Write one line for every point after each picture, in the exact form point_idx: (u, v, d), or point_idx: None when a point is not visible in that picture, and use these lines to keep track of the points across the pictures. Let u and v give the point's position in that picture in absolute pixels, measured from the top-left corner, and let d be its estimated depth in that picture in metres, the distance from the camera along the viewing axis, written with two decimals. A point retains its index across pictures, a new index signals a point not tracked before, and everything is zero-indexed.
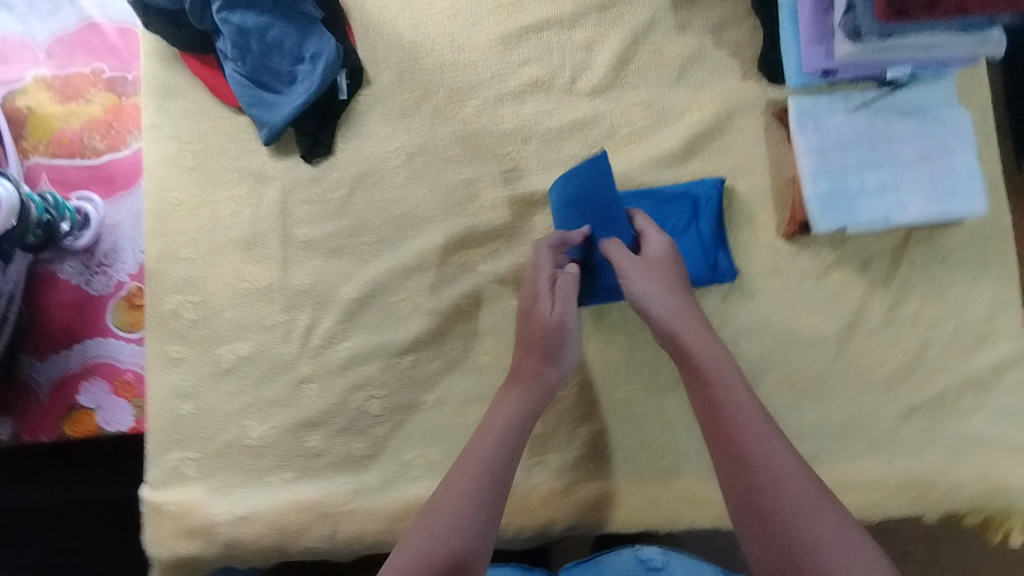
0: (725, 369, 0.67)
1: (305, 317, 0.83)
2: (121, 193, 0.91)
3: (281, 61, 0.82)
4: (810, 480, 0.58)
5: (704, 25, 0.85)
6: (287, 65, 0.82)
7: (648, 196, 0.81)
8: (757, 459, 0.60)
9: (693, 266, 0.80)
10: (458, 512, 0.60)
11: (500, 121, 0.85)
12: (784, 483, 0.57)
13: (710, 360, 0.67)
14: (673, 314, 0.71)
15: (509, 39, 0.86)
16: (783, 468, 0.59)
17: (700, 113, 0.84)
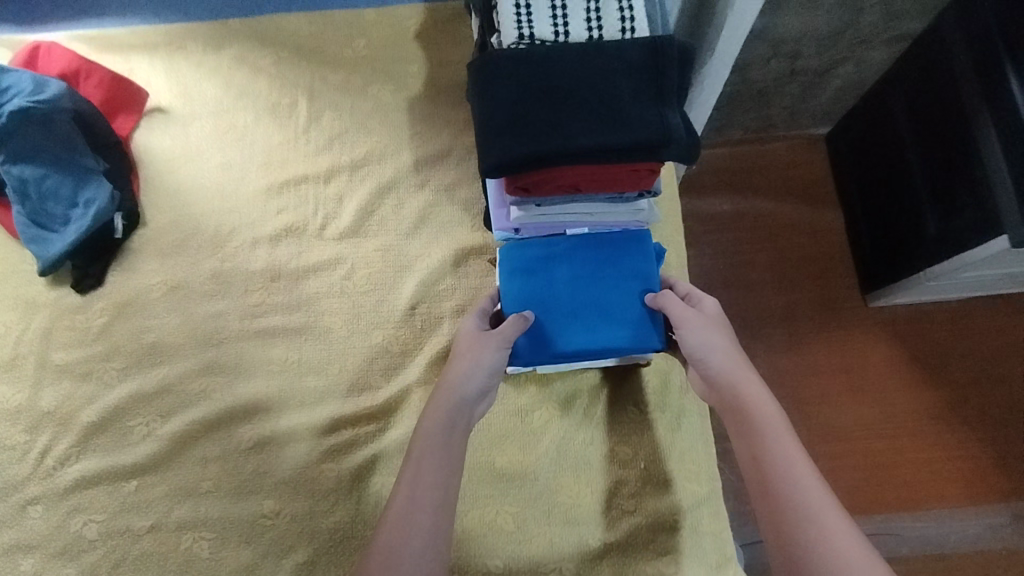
0: (764, 410, 0.67)
1: (45, 438, 0.88)
2: None
3: (56, 206, 0.94)
4: (844, 522, 0.58)
5: (439, 184, 0.97)
6: (62, 209, 0.94)
7: (592, 251, 0.83)
8: (787, 500, 0.60)
9: (626, 334, 0.80)
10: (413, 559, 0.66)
11: (255, 260, 0.95)
12: (807, 523, 0.58)
13: (752, 399, 0.68)
14: (727, 362, 0.71)
15: (271, 190, 0.99)
16: (813, 515, 0.59)
17: (430, 259, 0.94)
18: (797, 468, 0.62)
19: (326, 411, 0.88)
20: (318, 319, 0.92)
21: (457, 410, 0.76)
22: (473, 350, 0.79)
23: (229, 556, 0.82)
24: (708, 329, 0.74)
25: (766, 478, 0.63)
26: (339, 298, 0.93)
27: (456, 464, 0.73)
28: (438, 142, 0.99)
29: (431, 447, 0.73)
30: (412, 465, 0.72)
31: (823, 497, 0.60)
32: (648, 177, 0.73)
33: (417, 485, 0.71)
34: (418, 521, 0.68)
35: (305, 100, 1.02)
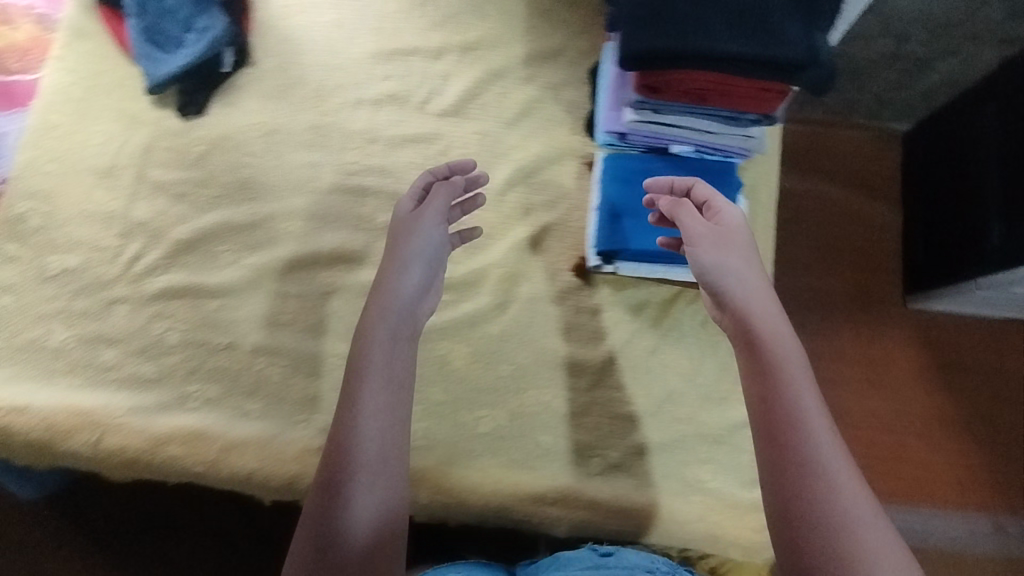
0: (767, 330, 0.68)
1: (137, 246, 0.92)
2: (17, 110, 1.01)
3: (173, 26, 0.95)
4: (838, 450, 0.61)
5: (547, 82, 0.99)
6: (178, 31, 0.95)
7: (682, 172, 0.87)
8: (788, 425, 0.62)
9: None
10: (381, 481, 0.66)
11: (356, 120, 0.97)
12: (807, 450, 0.61)
13: (759, 317, 0.69)
14: (745, 286, 0.70)
15: (380, 56, 0.99)
16: (812, 445, 0.61)
17: (527, 153, 0.97)
18: (801, 395, 0.64)
19: None
20: (409, 188, 0.95)
21: (402, 309, 0.73)
22: (411, 233, 0.76)
23: (299, 385, 0.88)
24: (729, 243, 0.72)
25: (770, 417, 0.63)
26: (434, 172, 0.96)
27: (405, 364, 0.71)
28: (551, 40, 1.00)
29: (376, 356, 0.70)
30: (362, 384, 0.69)
31: (820, 424, 0.62)
32: (768, 97, 0.76)
33: (365, 410, 0.68)
34: (373, 454, 0.66)
35: None
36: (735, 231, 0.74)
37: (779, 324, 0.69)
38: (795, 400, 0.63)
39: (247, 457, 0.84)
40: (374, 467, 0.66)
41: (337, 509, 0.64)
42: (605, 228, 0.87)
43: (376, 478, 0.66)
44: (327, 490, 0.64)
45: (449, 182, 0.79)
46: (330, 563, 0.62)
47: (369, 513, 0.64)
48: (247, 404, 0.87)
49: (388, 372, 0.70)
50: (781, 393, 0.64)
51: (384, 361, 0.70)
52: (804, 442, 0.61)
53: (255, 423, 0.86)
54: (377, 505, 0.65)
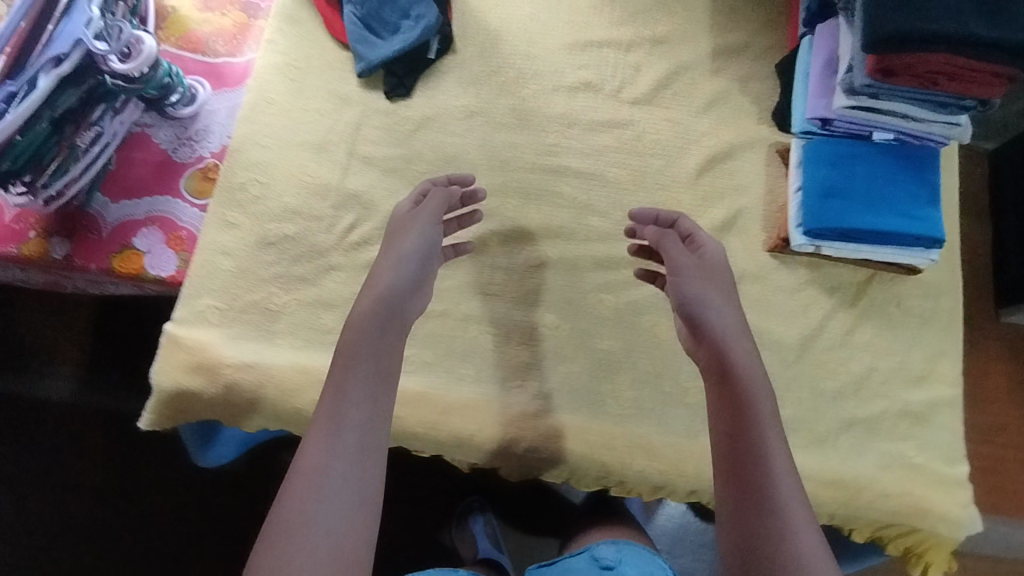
0: (749, 368, 0.72)
1: (351, 217, 0.96)
2: (226, 89, 1.08)
3: (391, 14, 1.01)
4: (794, 485, 0.64)
5: (733, 75, 1.04)
6: (395, 18, 1.01)
7: (886, 158, 0.91)
8: (739, 461, 0.66)
9: (911, 227, 0.88)
10: (352, 465, 0.64)
11: (553, 106, 1.02)
12: (773, 484, 0.64)
13: (734, 355, 0.74)
14: (723, 323, 0.77)
15: (574, 47, 1.05)
16: (789, 480, 0.64)
17: (718, 140, 1.01)
18: (770, 435, 0.67)
19: (608, 250, 0.96)
20: (606, 170, 1.00)
21: (384, 304, 0.76)
22: (404, 238, 0.83)
23: (510, 353, 0.91)
24: (711, 286, 0.80)
25: (743, 429, 0.68)
26: (630, 156, 1.00)
27: (386, 355, 0.73)
28: (736, 36, 1.05)
29: (359, 356, 0.72)
30: (341, 377, 0.70)
31: (783, 463, 0.66)
32: (994, 86, 0.79)
33: (336, 398, 0.68)
34: (343, 429, 0.66)
35: None
36: (711, 263, 0.82)
37: (745, 343, 0.75)
38: (759, 413, 0.69)
39: (467, 420, 0.87)
40: (331, 445, 0.65)
41: (317, 489, 0.62)
42: (817, 205, 0.89)
43: (333, 450, 0.64)
44: (334, 461, 0.63)
45: (445, 189, 0.88)
46: (276, 540, 0.59)
47: (337, 495, 0.62)
48: (461, 368, 0.90)
49: (374, 364, 0.72)
50: (741, 432, 0.68)
51: (353, 343, 0.73)
52: (775, 450, 0.67)
53: (471, 388, 0.89)
54: (350, 493, 0.63)
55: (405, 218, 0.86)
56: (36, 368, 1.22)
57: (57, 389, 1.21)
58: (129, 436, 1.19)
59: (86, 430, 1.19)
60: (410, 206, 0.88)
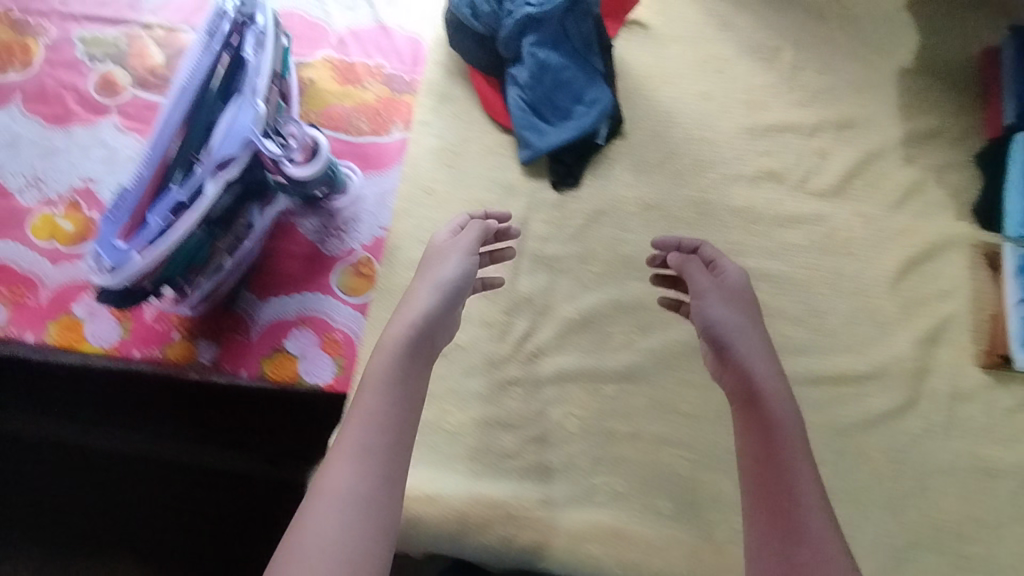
0: (771, 394, 0.71)
1: (525, 323, 0.89)
2: (374, 171, 0.99)
3: (563, 98, 0.94)
4: (824, 521, 0.64)
5: (927, 164, 0.96)
6: (566, 103, 0.94)
7: None
8: (773, 499, 0.67)
9: None
10: (370, 484, 0.64)
11: (734, 197, 0.94)
12: (801, 519, 0.65)
13: (763, 379, 0.72)
14: (757, 353, 0.73)
15: (754, 131, 0.97)
16: (813, 510, 0.65)
17: (916, 238, 0.93)
18: (807, 478, 0.67)
19: (807, 364, 0.88)
20: (795, 271, 0.92)
21: (411, 329, 0.74)
22: (436, 263, 0.80)
23: (710, 483, 0.84)
24: (736, 303, 0.77)
25: (769, 466, 0.68)
26: (821, 256, 0.92)
27: (410, 379, 0.72)
28: (928, 120, 0.97)
29: (383, 380, 0.70)
30: (365, 398, 0.69)
31: (811, 493, 0.66)
32: None
33: (363, 419, 0.67)
34: (359, 450, 0.65)
35: (791, 48, 1.00)
36: (738, 296, 0.78)
37: (776, 375, 0.72)
38: (780, 445, 0.68)
39: (674, 562, 0.79)
40: (352, 465, 0.64)
41: (332, 509, 0.61)
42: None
43: (363, 472, 0.64)
44: (351, 486, 0.63)
45: (484, 222, 0.83)
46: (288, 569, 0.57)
47: (355, 513, 0.61)
48: (657, 499, 0.83)
49: (394, 382, 0.70)
50: (786, 468, 0.67)
51: (387, 366, 0.71)
52: (799, 480, 0.67)
53: (671, 523, 0.82)
54: (378, 517, 0.62)
55: (439, 246, 0.82)
56: (132, 425, 0.98)
57: (168, 455, 1.00)
58: (248, 526, 1.00)
59: (189, 505, 1.02)
60: (444, 231, 0.84)
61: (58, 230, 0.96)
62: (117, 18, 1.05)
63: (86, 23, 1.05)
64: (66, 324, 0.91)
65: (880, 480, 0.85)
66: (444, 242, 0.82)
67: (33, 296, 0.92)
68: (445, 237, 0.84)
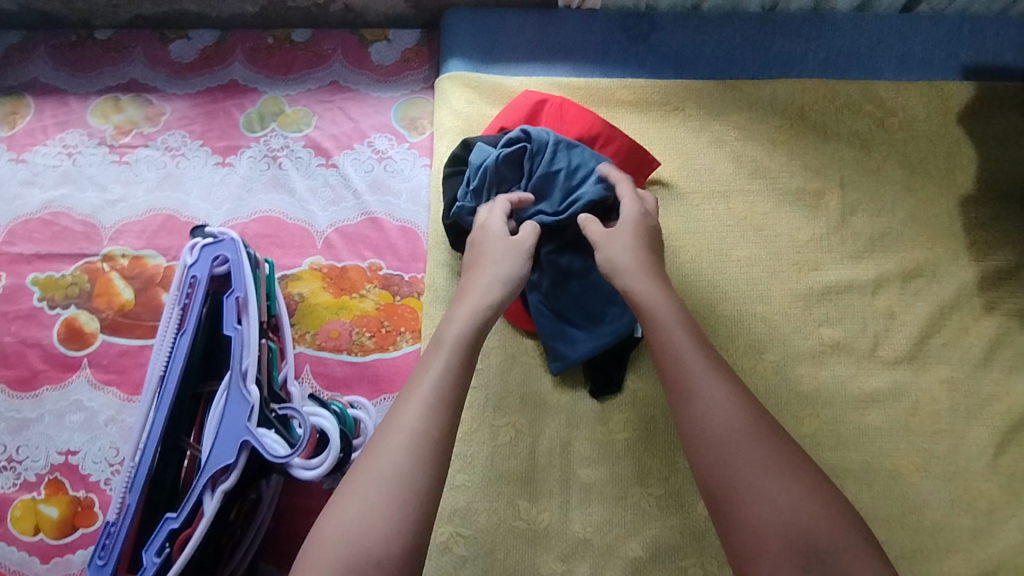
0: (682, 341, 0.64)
1: (586, 571, 0.77)
2: (386, 395, 0.88)
3: (594, 300, 0.83)
4: (756, 441, 0.56)
5: (1011, 309, 0.84)
6: (598, 305, 0.83)
7: None
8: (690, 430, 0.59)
9: None
10: (432, 453, 0.57)
11: (798, 380, 0.83)
12: (727, 446, 0.56)
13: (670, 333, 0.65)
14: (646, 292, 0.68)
15: (809, 297, 0.85)
16: (743, 438, 0.56)
17: (1012, 401, 0.81)
18: (725, 414, 0.58)
19: (916, 574, 0.76)
20: (882, 459, 0.80)
21: (480, 314, 0.68)
22: (498, 260, 0.73)
23: None
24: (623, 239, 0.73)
25: (693, 431, 0.58)
26: (906, 437, 0.81)
27: (472, 363, 0.65)
28: (1002, 256, 0.85)
29: (430, 370, 0.63)
30: (436, 361, 0.64)
31: (738, 424, 0.57)
32: None
33: (417, 401, 0.60)
34: (429, 399, 0.60)
35: (835, 189, 0.89)
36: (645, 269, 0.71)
37: (717, 384, 0.60)
38: (699, 394, 0.59)
39: None
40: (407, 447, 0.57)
41: (368, 495, 0.54)
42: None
43: (413, 459, 0.56)
44: (392, 483, 0.55)
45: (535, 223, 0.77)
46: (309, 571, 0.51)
47: (415, 489, 0.55)
48: None
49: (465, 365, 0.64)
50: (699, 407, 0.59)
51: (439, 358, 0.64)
52: (724, 444, 0.56)
53: None
54: (433, 490, 0.56)
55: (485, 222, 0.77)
56: None
57: None
58: None
59: None
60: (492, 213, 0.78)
61: (42, 521, 0.84)
62: (73, 252, 0.94)
63: (39, 262, 0.93)
64: None
65: None
66: (502, 237, 0.75)
67: None
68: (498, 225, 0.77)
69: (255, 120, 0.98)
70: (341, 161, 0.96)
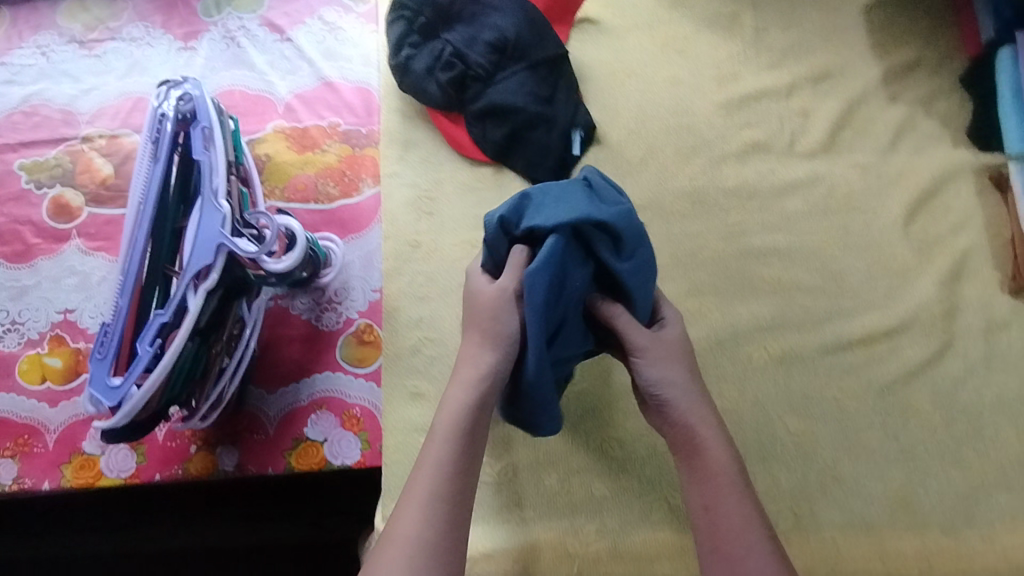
0: (715, 445, 0.66)
1: None
2: (353, 236, 0.95)
3: (538, 131, 0.90)
4: (767, 554, 0.61)
5: (913, 97, 0.92)
6: (536, 133, 0.90)
7: None
8: (714, 533, 0.63)
9: None
10: (444, 540, 0.59)
11: (725, 178, 0.91)
12: (745, 560, 0.61)
13: (708, 442, 0.66)
14: (682, 399, 0.68)
15: (730, 105, 0.93)
16: (759, 556, 0.61)
17: (917, 177, 0.89)
18: (750, 532, 0.62)
19: (836, 330, 0.85)
20: (804, 239, 0.89)
21: (473, 392, 0.66)
22: (490, 320, 0.67)
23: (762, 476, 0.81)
24: (661, 350, 0.69)
25: (709, 531, 0.63)
26: (824, 216, 0.89)
27: (472, 451, 0.64)
28: (904, 53, 0.93)
29: (432, 463, 0.62)
30: (433, 454, 0.63)
31: (756, 537, 0.62)
32: None
33: (417, 505, 0.60)
34: (433, 497, 0.60)
35: (749, 10, 0.96)
36: (676, 348, 0.70)
37: (742, 504, 0.64)
38: (725, 508, 0.63)
39: None
40: (417, 557, 0.57)
41: None
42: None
43: (416, 560, 0.57)
44: None
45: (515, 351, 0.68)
46: None
47: None
48: None
49: (460, 435, 0.64)
50: (722, 513, 0.63)
51: (440, 454, 0.63)
52: (745, 559, 0.60)
53: None
54: None
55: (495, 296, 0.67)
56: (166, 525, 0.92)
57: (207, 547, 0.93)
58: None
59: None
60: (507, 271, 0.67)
61: (48, 370, 0.92)
62: (54, 138, 1.01)
63: (23, 149, 1.01)
64: (80, 464, 0.88)
65: (933, 432, 0.82)
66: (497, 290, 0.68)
67: (40, 443, 0.89)
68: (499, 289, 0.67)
69: (212, 7, 1.06)
70: (295, 36, 1.03)
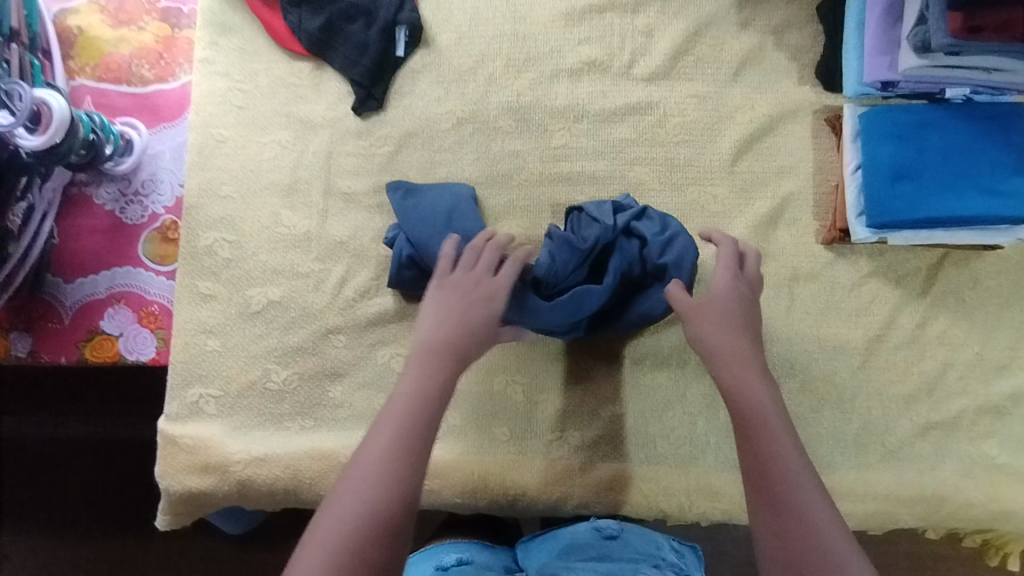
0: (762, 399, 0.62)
1: (340, 268, 0.84)
2: (165, 125, 0.90)
3: (355, 28, 0.85)
4: (829, 514, 0.56)
5: (764, 27, 0.86)
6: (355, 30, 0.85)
7: (963, 120, 0.77)
8: (773, 482, 0.57)
9: (1000, 202, 0.74)
10: (391, 474, 0.55)
11: (555, 97, 0.85)
12: (807, 516, 0.56)
13: (748, 392, 0.63)
14: (730, 352, 0.65)
15: (571, 16, 0.86)
16: (822, 510, 0.56)
17: (754, 112, 0.85)
18: (805, 485, 0.57)
19: None
20: (627, 168, 0.84)
21: (449, 328, 0.65)
22: (463, 278, 0.68)
23: (543, 403, 0.81)
24: (718, 312, 0.67)
25: (762, 483, 0.58)
26: (650, 147, 0.85)
27: (434, 382, 0.61)
28: None
29: (406, 387, 0.61)
30: (402, 385, 0.61)
31: (815, 495, 0.57)
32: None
33: (387, 427, 0.58)
34: (404, 418, 0.58)
35: None
36: (728, 314, 0.67)
37: (802, 463, 0.59)
38: (784, 454, 0.59)
39: (509, 484, 0.79)
40: (384, 481, 0.55)
41: (343, 526, 0.53)
42: (881, 189, 0.76)
43: (370, 489, 0.54)
44: (350, 514, 0.53)
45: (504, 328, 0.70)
46: None
47: (384, 520, 0.54)
48: (493, 428, 0.81)
49: (425, 371, 0.62)
50: (778, 463, 0.58)
51: (420, 376, 0.61)
52: (811, 512, 0.56)
53: (506, 447, 0.80)
54: (383, 523, 0.54)
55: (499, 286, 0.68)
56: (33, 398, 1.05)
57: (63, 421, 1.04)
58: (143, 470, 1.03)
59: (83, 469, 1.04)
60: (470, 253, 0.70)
61: None
62: None
63: None
64: None
65: None
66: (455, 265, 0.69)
67: None
68: (485, 263, 0.70)
69: None
70: None
